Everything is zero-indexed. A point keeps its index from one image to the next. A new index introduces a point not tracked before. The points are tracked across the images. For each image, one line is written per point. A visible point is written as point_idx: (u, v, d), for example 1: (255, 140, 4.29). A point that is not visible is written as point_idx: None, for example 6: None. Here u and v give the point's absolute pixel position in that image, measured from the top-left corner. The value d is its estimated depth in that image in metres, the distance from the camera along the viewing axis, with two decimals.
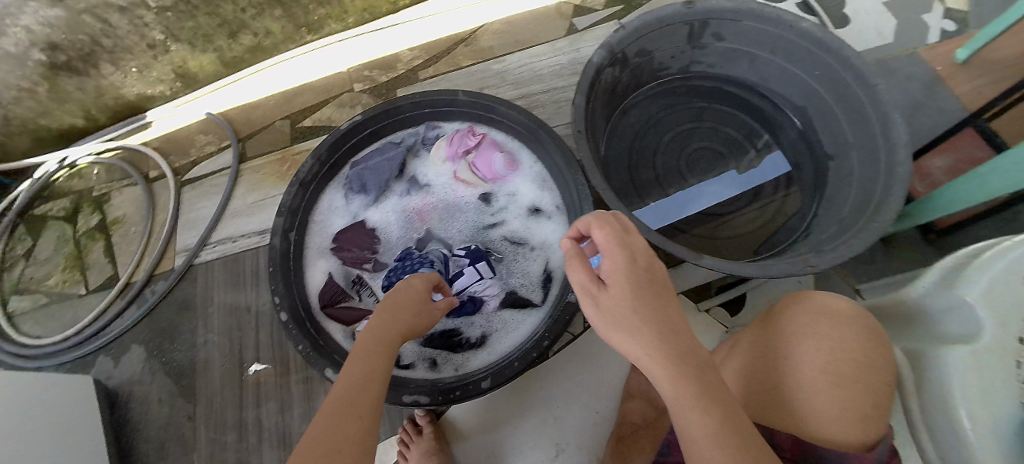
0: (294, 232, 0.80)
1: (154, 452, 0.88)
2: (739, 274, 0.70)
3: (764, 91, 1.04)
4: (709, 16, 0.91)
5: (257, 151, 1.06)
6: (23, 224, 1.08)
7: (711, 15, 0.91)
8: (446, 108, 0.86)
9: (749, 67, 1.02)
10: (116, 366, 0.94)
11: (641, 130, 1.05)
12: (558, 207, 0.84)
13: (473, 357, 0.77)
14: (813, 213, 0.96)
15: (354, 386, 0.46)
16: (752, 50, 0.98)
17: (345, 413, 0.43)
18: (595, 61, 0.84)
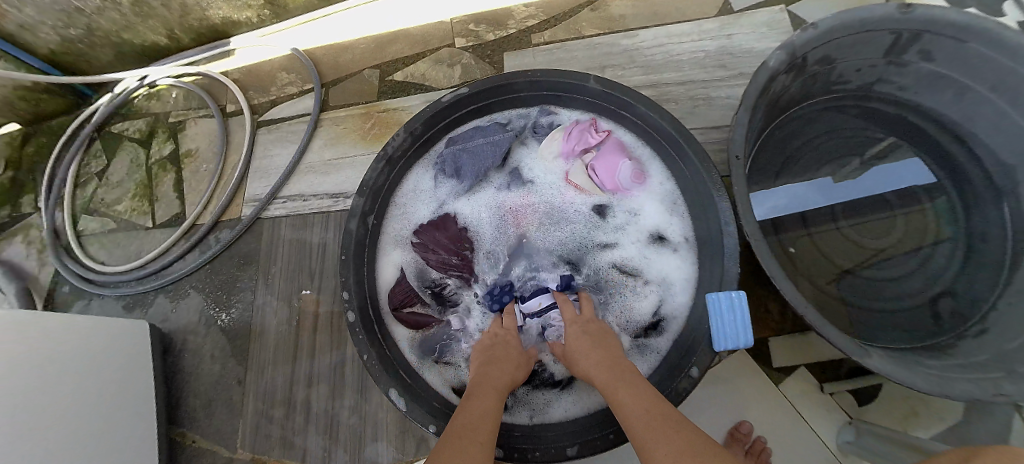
0: (373, 216, 0.71)
1: (201, 408, 0.86)
2: (913, 388, 0.54)
3: (967, 136, 0.77)
4: (926, 28, 0.67)
5: (340, 102, 0.95)
6: (99, 141, 1.09)
7: (929, 28, 0.67)
8: (567, 94, 0.74)
9: (953, 100, 0.77)
10: (173, 310, 0.92)
11: (796, 151, 0.84)
12: (687, 239, 0.70)
13: (554, 403, 0.65)
14: (992, 305, 0.71)
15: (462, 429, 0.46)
16: (964, 81, 0.72)
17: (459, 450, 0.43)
18: (770, 64, 0.64)
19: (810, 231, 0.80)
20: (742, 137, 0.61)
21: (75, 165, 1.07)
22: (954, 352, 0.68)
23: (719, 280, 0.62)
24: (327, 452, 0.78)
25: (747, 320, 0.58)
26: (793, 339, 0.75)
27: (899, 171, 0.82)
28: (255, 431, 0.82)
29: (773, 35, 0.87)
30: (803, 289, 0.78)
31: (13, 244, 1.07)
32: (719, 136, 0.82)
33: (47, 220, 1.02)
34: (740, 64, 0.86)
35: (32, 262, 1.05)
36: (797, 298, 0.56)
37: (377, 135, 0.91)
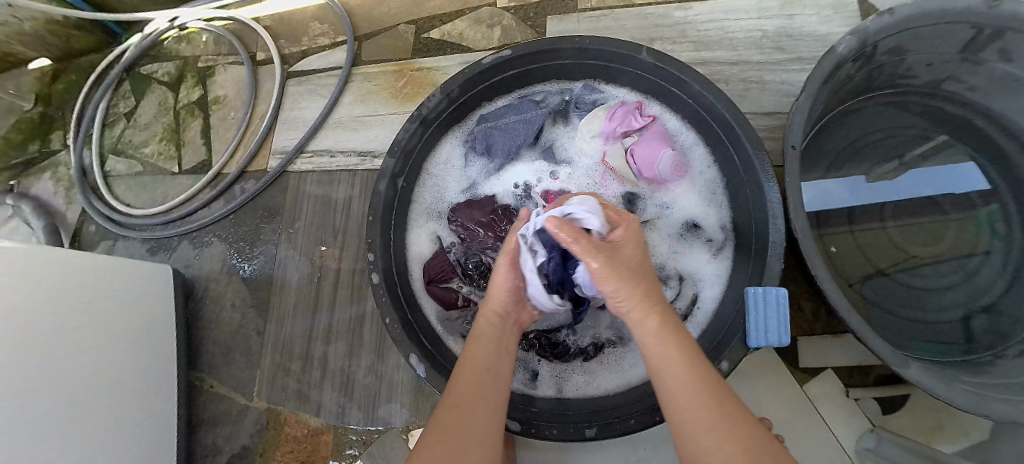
0: (403, 179, 0.69)
1: (221, 355, 0.88)
2: (950, 404, 0.50)
3: None
4: (1010, 25, 0.61)
5: (373, 57, 0.92)
6: (127, 82, 1.08)
7: (1016, 24, 0.60)
8: (613, 66, 0.70)
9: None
10: (196, 257, 0.93)
11: (848, 147, 0.78)
12: (725, 228, 0.68)
13: (580, 381, 0.65)
14: None
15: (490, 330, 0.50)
16: None
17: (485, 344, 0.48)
18: (839, 50, 0.59)
19: (853, 228, 0.74)
20: (799, 127, 0.56)
21: (103, 105, 1.06)
22: (990, 369, 0.63)
23: (759, 274, 0.59)
24: (341, 408, 0.80)
25: (788, 322, 0.55)
26: (821, 339, 0.72)
27: (959, 175, 0.76)
28: (271, 381, 0.84)
29: (838, 18, 0.80)
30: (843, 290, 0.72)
31: (41, 180, 1.07)
32: (771, 122, 0.77)
33: (75, 159, 1.02)
34: (799, 47, 0.80)
35: (60, 200, 1.06)
36: (845, 303, 0.52)
37: (409, 94, 0.89)
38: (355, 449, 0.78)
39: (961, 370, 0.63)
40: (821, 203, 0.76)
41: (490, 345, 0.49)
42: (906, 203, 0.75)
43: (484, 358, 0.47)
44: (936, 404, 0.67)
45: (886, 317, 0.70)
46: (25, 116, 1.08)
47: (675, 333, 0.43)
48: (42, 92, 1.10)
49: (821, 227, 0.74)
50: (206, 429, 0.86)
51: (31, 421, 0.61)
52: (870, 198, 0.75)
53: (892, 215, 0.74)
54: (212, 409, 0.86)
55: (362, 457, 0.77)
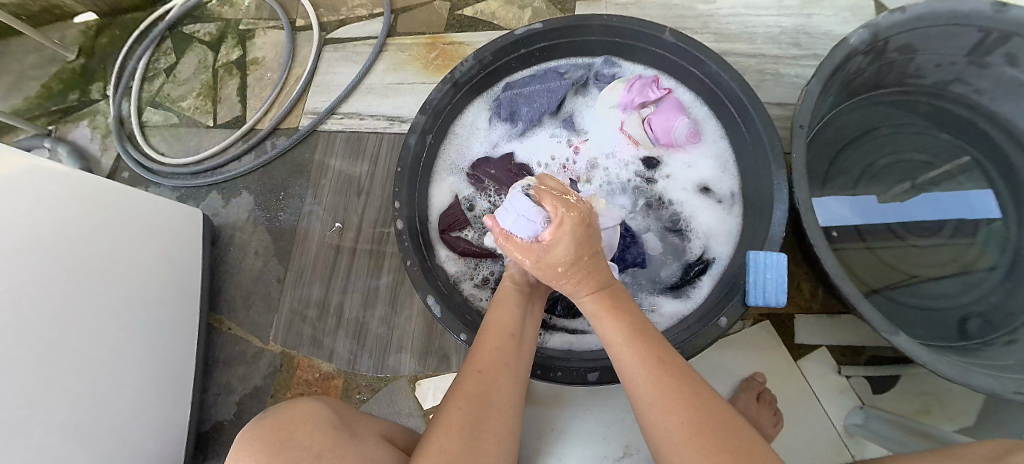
0: (431, 136, 0.73)
1: (241, 299, 0.92)
2: (937, 372, 0.53)
3: None
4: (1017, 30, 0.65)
5: (408, 28, 0.97)
6: (170, 39, 1.13)
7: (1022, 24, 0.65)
8: (637, 45, 0.74)
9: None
10: (225, 206, 0.98)
11: (851, 144, 0.81)
12: (732, 193, 0.73)
13: (584, 334, 0.69)
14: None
15: (499, 306, 0.56)
16: None
17: (505, 320, 0.54)
18: (851, 41, 0.63)
19: (868, 244, 0.77)
20: (808, 109, 0.60)
21: (145, 59, 1.11)
22: (981, 354, 0.66)
23: (763, 239, 0.62)
24: (353, 355, 0.84)
25: (785, 281, 0.58)
26: (818, 318, 0.75)
27: (973, 197, 0.78)
28: (288, 327, 0.88)
29: (854, 20, 0.85)
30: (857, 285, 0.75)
31: (78, 127, 1.12)
32: (782, 113, 0.82)
33: (114, 108, 1.07)
34: (815, 45, 0.84)
35: (95, 146, 1.11)
36: (840, 271, 0.56)
37: (440, 66, 0.93)
38: (363, 395, 0.82)
39: (956, 354, 0.66)
40: (834, 222, 0.79)
41: (509, 324, 0.53)
42: (914, 218, 0.78)
43: (503, 333, 0.52)
44: (927, 387, 0.71)
45: (890, 305, 0.74)
46: (68, 65, 1.14)
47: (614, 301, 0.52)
48: (86, 45, 1.16)
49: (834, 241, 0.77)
50: (221, 369, 0.90)
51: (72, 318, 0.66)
52: (876, 216, 0.79)
53: (906, 230, 0.78)
54: (228, 350, 0.91)
55: (370, 402, 0.81)
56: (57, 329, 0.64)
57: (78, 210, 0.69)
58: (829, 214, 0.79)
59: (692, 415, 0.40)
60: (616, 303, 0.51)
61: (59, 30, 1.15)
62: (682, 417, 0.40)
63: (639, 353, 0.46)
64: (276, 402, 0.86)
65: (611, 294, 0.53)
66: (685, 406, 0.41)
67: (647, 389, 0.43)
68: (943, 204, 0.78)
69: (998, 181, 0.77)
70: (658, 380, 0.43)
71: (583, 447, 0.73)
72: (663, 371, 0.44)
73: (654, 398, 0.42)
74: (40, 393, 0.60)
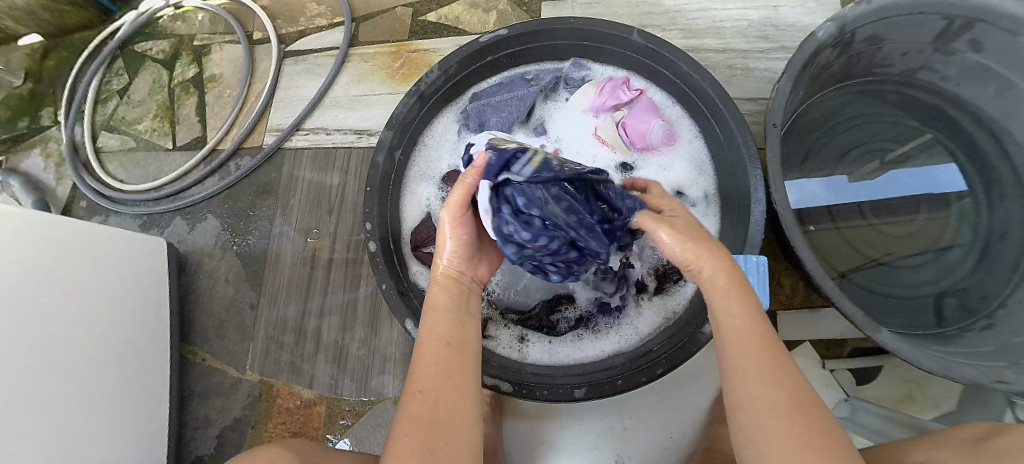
0: (400, 151, 0.71)
1: (214, 329, 0.89)
2: (919, 367, 0.53)
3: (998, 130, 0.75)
4: (977, 16, 0.65)
5: (371, 37, 0.94)
6: (121, 59, 1.07)
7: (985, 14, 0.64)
8: (606, 47, 0.73)
9: (994, 95, 0.74)
10: (190, 232, 0.94)
11: (823, 135, 0.81)
12: (708, 194, 0.72)
13: (565, 347, 0.68)
14: (1000, 298, 0.69)
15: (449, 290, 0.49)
16: (1005, 73, 0.70)
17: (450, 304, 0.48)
18: (818, 36, 0.62)
19: (836, 224, 0.78)
20: (781, 106, 0.59)
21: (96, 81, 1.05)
22: (958, 341, 0.67)
23: (742, 242, 0.62)
24: (335, 379, 0.81)
25: (767, 283, 0.58)
26: (799, 313, 0.75)
27: (935, 170, 0.79)
28: (265, 355, 0.85)
29: (819, 10, 0.84)
30: (834, 274, 0.75)
31: (31, 155, 1.06)
32: (754, 108, 0.81)
33: (66, 135, 1.02)
34: (783, 38, 0.84)
35: (50, 176, 1.05)
36: (821, 270, 0.55)
37: (406, 74, 0.91)
38: (348, 420, 0.80)
39: (934, 342, 0.66)
40: (805, 202, 0.79)
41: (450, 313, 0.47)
42: (883, 199, 0.78)
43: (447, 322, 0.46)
44: (908, 375, 0.72)
45: (869, 294, 0.73)
46: (14, 91, 1.06)
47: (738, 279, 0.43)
48: (32, 68, 1.08)
49: (805, 224, 0.77)
50: (197, 402, 0.87)
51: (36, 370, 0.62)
52: (847, 196, 0.79)
53: (874, 213, 0.78)
54: (203, 382, 0.87)
55: (354, 428, 0.79)
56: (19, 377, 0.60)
57: (38, 250, 0.65)
58: (803, 194, 0.80)
59: (796, 408, 0.35)
60: (737, 277, 0.43)
61: None
62: (787, 408, 0.34)
63: (751, 337, 0.39)
64: (258, 433, 0.83)
65: (731, 268, 0.44)
66: (793, 405, 0.35)
67: (746, 373, 0.37)
68: (909, 187, 0.78)
69: (968, 165, 0.78)
70: (760, 367, 0.37)
71: (575, 456, 0.72)
72: (769, 356, 0.38)
73: (765, 389, 0.36)
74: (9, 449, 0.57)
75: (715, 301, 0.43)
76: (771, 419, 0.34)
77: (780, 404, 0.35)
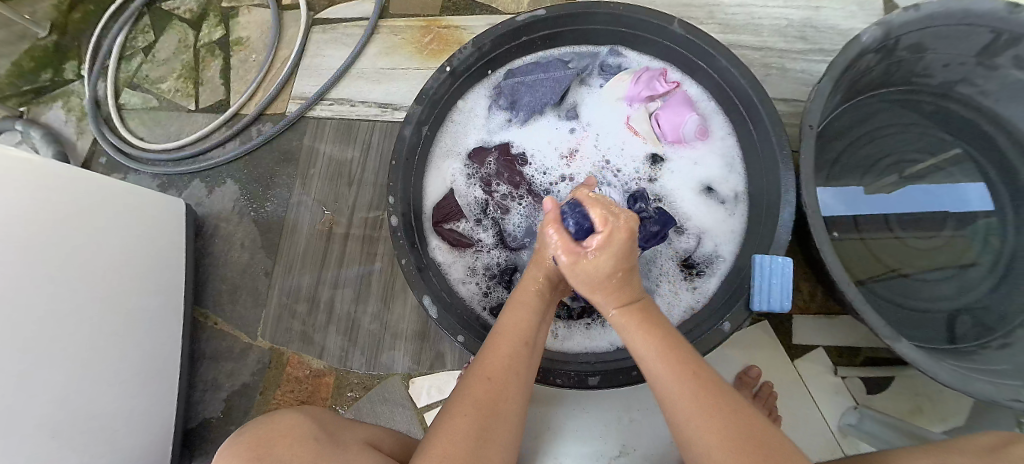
0: (427, 127, 0.70)
1: (227, 293, 0.89)
2: (937, 381, 0.52)
3: None
4: None
5: (400, 11, 0.92)
6: (147, 16, 1.06)
7: None
8: (643, 35, 0.71)
9: None
10: (208, 196, 0.94)
11: (855, 142, 0.79)
12: (738, 193, 0.70)
13: (578, 334, 0.67)
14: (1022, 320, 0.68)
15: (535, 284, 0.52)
16: None
17: (524, 300, 0.51)
18: (863, 40, 0.60)
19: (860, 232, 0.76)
20: (818, 109, 0.57)
21: (120, 37, 1.04)
22: (975, 359, 0.65)
23: (768, 246, 0.60)
24: (344, 351, 0.81)
25: (790, 287, 0.57)
26: (815, 318, 0.74)
27: (967, 186, 0.77)
28: (276, 324, 0.85)
29: (862, 14, 0.82)
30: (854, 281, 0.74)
31: (53, 108, 1.06)
32: (787, 108, 0.79)
33: (89, 89, 1.01)
34: (822, 39, 0.81)
35: (71, 129, 1.05)
36: (846, 277, 0.53)
37: (435, 51, 0.89)
38: (355, 393, 0.80)
39: (951, 357, 0.65)
40: (827, 208, 0.78)
41: (531, 308, 0.50)
42: (908, 209, 0.77)
43: (524, 320, 0.49)
44: (920, 388, 0.71)
45: (886, 303, 0.72)
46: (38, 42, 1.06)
47: (657, 328, 0.45)
48: (58, 20, 1.07)
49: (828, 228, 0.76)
50: (207, 365, 0.87)
51: (55, 322, 0.63)
52: (873, 205, 0.77)
53: (900, 225, 0.76)
54: (214, 345, 0.88)
55: (361, 400, 0.79)
56: (28, 331, 0.60)
57: (51, 203, 0.64)
58: (824, 198, 0.78)
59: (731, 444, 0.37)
60: (647, 313, 0.47)
61: None
62: (722, 437, 0.37)
63: (665, 361, 0.42)
64: (265, 399, 0.83)
65: (640, 306, 0.47)
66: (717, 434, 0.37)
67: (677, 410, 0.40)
68: (938, 199, 0.77)
69: (1000, 183, 0.76)
70: (682, 389, 0.40)
71: (580, 444, 0.72)
72: (700, 387, 0.40)
73: (689, 407, 0.39)
74: (14, 401, 0.56)
75: (637, 341, 0.45)
76: (716, 450, 0.37)
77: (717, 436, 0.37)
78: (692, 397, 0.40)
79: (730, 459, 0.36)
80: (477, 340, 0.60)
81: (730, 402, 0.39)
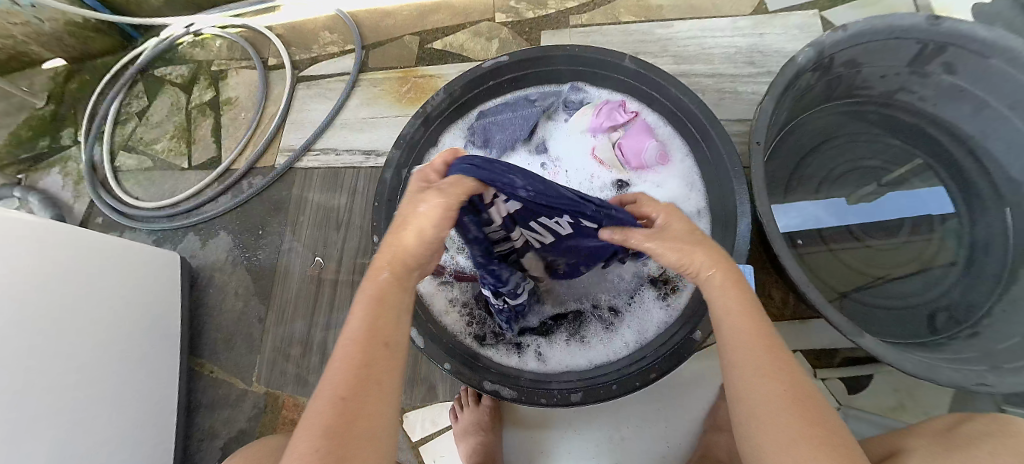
0: (407, 169, 0.75)
1: (223, 341, 0.91)
2: (903, 371, 0.55)
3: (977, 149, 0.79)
4: (950, 40, 0.69)
5: (379, 64, 0.99)
6: (141, 83, 1.13)
7: (954, 38, 0.69)
8: (600, 72, 0.78)
9: (970, 114, 0.78)
10: (202, 248, 0.97)
11: (809, 155, 0.85)
12: (700, 210, 0.75)
13: (560, 354, 0.70)
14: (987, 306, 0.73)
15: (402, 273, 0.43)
16: (979, 94, 0.75)
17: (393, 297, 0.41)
18: (798, 60, 0.66)
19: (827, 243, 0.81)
20: (763, 125, 0.63)
21: (116, 103, 1.10)
22: (945, 349, 0.69)
23: (731, 255, 0.65)
24: None
25: (754, 290, 0.60)
26: (790, 324, 0.78)
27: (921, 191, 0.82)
28: (272, 368, 0.87)
29: (804, 35, 0.89)
30: (823, 289, 0.78)
31: (50, 174, 1.10)
32: (744, 128, 0.85)
33: (86, 154, 1.06)
34: (769, 63, 0.89)
35: (68, 193, 1.09)
36: (805, 278, 0.58)
37: (413, 98, 0.96)
38: None
39: (922, 350, 0.69)
40: (794, 226, 0.82)
41: (397, 307, 0.41)
42: (870, 215, 0.82)
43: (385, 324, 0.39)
44: (898, 384, 0.74)
45: (855, 305, 0.77)
46: (36, 113, 1.12)
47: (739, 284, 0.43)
48: (55, 91, 1.14)
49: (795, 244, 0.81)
50: (204, 414, 0.89)
51: (50, 373, 0.65)
52: (835, 212, 0.82)
53: (863, 232, 0.81)
54: (211, 394, 0.89)
55: None
56: (24, 382, 0.61)
57: (48, 258, 0.67)
58: (790, 214, 0.83)
59: (802, 411, 0.35)
60: (733, 270, 0.44)
61: (26, 76, 1.13)
62: (796, 400, 0.35)
63: (749, 319, 0.40)
64: None
65: (727, 262, 0.45)
66: (790, 399, 0.35)
67: (754, 366, 0.38)
68: (895, 203, 0.82)
69: (949, 182, 0.81)
70: (760, 349, 0.39)
71: None
72: (777, 354, 0.39)
73: (764, 367, 0.37)
74: (10, 452, 0.58)
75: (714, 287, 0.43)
76: (774, 408, 0.35)
77: (785, 399, 0.35)
78: (772, 360, 0.38)
79: (792, 421, 0.34)
80: (464, 367, 0.64)
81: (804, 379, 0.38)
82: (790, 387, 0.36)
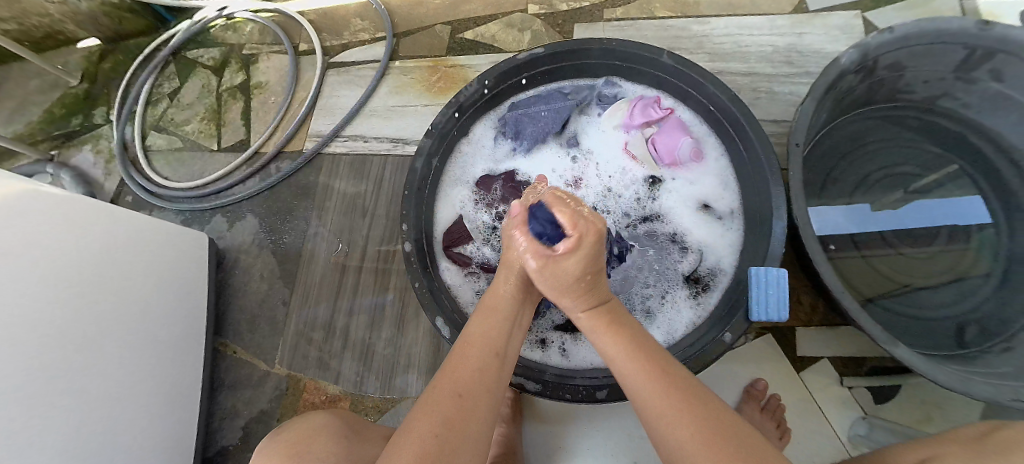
0: (437, 158, 0.75)
1: (246, 322, 0.93)
2: (938, 384, 0.54)
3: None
4: (1001, 47, 0.67)
5: (409, 52, 0.99)
6: (173, 65, 1.14)
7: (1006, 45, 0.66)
8: (635, 67, 0.76)
9: (1015, 124, 0.75)
10: (229, 230, 0.98)
11: (844, 160, 0.83)
12: (733, 210, 0.74)
13: (585, 350, 0.70)
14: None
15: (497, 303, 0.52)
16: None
17: (494, 315, 0.51)
18: (841, 62, 0.64)
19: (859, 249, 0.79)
20: (803, 127, 0.61)
21: (148, 84, 1.12)
22: (978, 362, 0.67)
23: (764, 258, 0.64)
24: (360, 376, 0.84)
25: (787, 294, 0.60)
26: (820, 330, 0.76)
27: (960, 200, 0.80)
28: (294, 351, 0.88)
29: (845, 37, 0.87)
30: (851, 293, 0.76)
31: (82, 151, 1.12)
32: (779, 129, 0.83)
33: (118, 133, 1.08)
34: (807, 63, 0.87)
35: (99, 170, 1.10)
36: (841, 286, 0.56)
37: (442, 88, 0.96)
38: (370, 417, 0.82)
39: (955, 362, 0.67)
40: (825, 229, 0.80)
41: (500, 323, 0.50)
42: (903, 221, 0.80)
43: (487, 335, 0.49)
44: (928, 396, 0.72)
45: (883, 312, 0.75)
46: (70, 90, 1.14)
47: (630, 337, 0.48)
48: (89, 70, 1.16)
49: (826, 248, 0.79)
50: (226, 392, 0.90)
51: (83, 346, 0.66)
52: (867, 217, 0.80)
53: (895, 238, 0.79)
54: (234, 374, 0.91)
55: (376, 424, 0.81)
56: (56, 353, 0.62)
57: (81, 233, 0.68)
58: (819, 217, 0.81)
59: (704, 434, 0.39)
60: (617, 320, 0.50)
61: (62, 55, 1.15)
62: (700, 425, 0.39)
63: (639, 363, 0.45)
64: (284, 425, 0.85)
65: (610, 309, 0.51)
66: (692, 423, 0.40)
67: (654, 403, 0.42)
68: (931, 211, 0.80)
69: (990, 193, 0.79)
70: (652, 381, 0.43)
71: None
72: (674, 382, 0.43)
73: (660, 399, 0.42)
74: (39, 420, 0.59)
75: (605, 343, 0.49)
76: (685, 433, 0.40)
77: (691, 423, 0.40)
78: (671, 399, 0.42)
79: (702, 449, 0.38)
80: None
81: (706, 399, 0.42)
82: (694, 412, 0.40)
